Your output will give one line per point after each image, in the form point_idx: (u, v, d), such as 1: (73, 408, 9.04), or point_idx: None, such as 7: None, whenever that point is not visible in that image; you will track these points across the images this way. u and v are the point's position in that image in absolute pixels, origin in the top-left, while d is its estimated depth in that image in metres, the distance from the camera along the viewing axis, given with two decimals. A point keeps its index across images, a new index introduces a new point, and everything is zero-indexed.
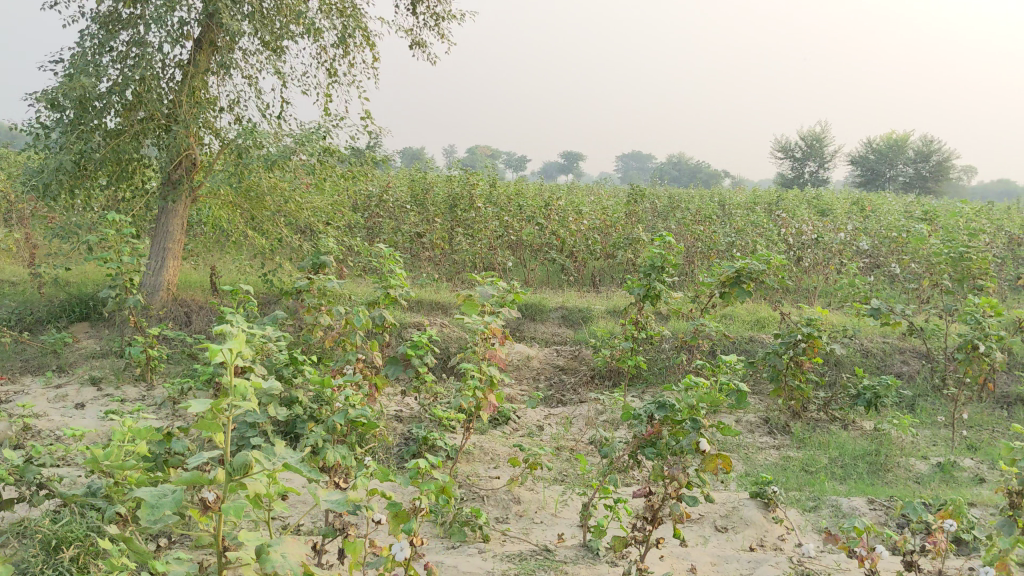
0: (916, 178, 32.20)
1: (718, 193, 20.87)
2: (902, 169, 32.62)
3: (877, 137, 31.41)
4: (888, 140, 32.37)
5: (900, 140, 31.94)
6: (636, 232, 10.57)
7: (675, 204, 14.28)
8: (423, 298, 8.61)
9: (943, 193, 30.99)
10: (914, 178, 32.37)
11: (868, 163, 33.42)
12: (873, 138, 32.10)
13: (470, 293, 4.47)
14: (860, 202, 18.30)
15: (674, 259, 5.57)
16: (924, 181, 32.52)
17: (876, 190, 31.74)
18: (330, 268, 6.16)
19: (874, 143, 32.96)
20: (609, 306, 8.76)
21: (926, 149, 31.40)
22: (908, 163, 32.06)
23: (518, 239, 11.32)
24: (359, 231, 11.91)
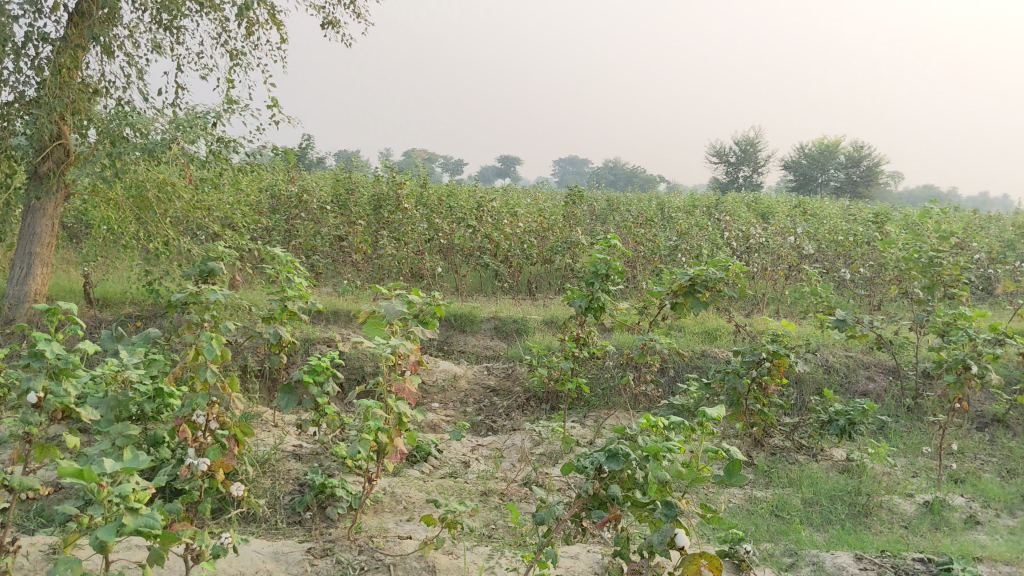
0: (849, 183, 32.18)
1: (657, 196, 20.36)
2: (834, 174, 32.63)
3: (811, 142, 31.36)
4: (821, 145, 32.28)
5: (832, 146, 31.94)
6: (574, 236, 9.86)
7: (614, 206, 13.63)
8: (341, 309, 7.76)
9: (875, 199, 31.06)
10: (846, 184, 32.39)
11: (801, 168, 33.33)
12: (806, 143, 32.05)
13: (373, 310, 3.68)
14: (801, 205, 17.90)
15: (620, 266, 4.81)
16: (856, 187, 32.56)
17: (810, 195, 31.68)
18: (222, 278, 5.27)
19: (807, 149, 32.93)
20: (546, 317, 8.01)
21: (857, 154, 31.43)
22: (840, 168, 32.02)
23: (448, 243, 10.53)
24: (276, 234, 10.98)
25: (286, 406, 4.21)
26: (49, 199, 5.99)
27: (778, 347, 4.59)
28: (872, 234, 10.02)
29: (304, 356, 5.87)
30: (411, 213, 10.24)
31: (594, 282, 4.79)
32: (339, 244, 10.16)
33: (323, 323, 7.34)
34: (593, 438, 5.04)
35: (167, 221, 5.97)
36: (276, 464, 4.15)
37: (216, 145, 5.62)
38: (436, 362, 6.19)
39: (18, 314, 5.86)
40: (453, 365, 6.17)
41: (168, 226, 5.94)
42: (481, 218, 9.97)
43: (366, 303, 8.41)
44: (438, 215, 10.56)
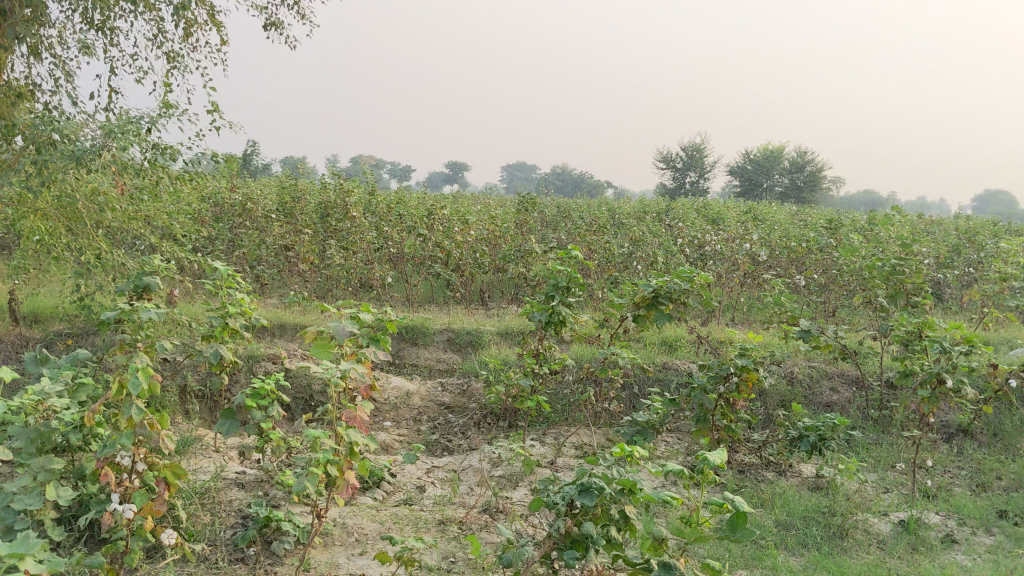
0: (792, 188, 32.47)
1: (607, 202, 20.25)
2: (779, 180, 32.91)
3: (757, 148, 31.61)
4: (765, 151, 32.54)
5: (776, 151, 32.24)
6: (528, 243, 9.65)
7: (566, 213, 13.46)
8: (287, 323, 7.44)
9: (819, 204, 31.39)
10: (790, 189, 32.68)
11: (746, 174, 33.57)
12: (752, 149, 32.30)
13: (321, 330, 3.40)
14: (750, 210, 17.93)
15: (581, 278, 4.59)
16: (800, 192, 32.85)
17: (756, 200, 31.91)
18: (158, 293, 4.95)
19: (752, 154, 33.21)
20: (500, 327, 7.78)
21: (801, 160, 31.74)
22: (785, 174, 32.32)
23: (398, 252, 10.25)
24: (219, 244, 10.60)
25: (227, 432, 3.92)
26: None
27: (745, 360, 4.42)
28: (826, 241, 9.97)
29: (248, 374, 5.56)
30: (360, 222, 9.94)
31: (554, 294, 4.57)
32: (285, 253, 9.83)
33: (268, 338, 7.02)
34: (554, 458, 4.82)
35: (99, 232, 5.61)
36: (217, 495, 3.85)
37: (151, 152, 5.29)
38: (388, 378, 5.92)
39: None
40: (405, 382, 5.90)
41: (100, 238, 5.59)
42: (432, 225, 9.72)
43: (313, 315, 8.10)
44: (387, 224, 10.28)
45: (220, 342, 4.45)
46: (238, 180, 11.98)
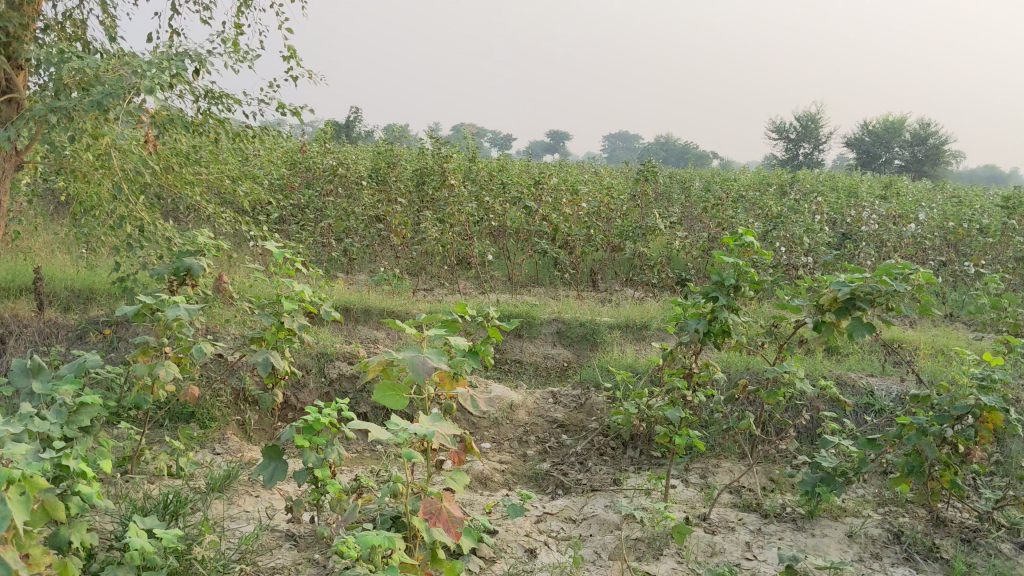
0: (914, 161, 30.11)
1: (721, 174, 18.79)
2: (899, 153, 30.58)
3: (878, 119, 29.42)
4: (884, 122, 30.26)
5: (897, 123, 29.95)
6: (649, 220, 8.43)
7: (685, 186, 12.17)
8: (373, 307, 6.44)
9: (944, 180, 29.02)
10: (910, 163, 30.31)
11: (863, 146, 31.34)
12: (873, 120, 30.10)
13: (390, 360, 2.19)
14: (885, 184, 16.24)
15: (756, 273, 3.33)
16: (921, 165, 30.41)
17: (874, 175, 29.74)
18: (206, 277, 3.93)
19: (871, 125, 30.96)
20: (619, 319, 6.61)
21: (922, 132, 29.42)
22: (904, 146, 30.04)
23: (501, 225, 9.17)
24: (307, 212, 9.68)
25: (271, 481, 2.83)
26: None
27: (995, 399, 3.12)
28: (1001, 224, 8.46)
29: (318, 377, 4.53)
30: (458, 191, 8.88)
31: (718, 295, 3.32)
32: (377, 226, 8.82)
33: (349, 332, 6.04)
34: (706, 511, 3.62)
35: (145, 198, 4.63)
36: (254, 566, 2.79)
37: (204, 103, 4.25)
38: (488, 383, 4.83)
39: None
40: (510, 389, 4.80)
41: (146, 207, 4.60)
42: (541, 198, 8.60)
43: (402, 301, 7.09)
44: (489, 194, 9.19)
45: (273, 345, 3.38)
46: (330, 143, 11.07)
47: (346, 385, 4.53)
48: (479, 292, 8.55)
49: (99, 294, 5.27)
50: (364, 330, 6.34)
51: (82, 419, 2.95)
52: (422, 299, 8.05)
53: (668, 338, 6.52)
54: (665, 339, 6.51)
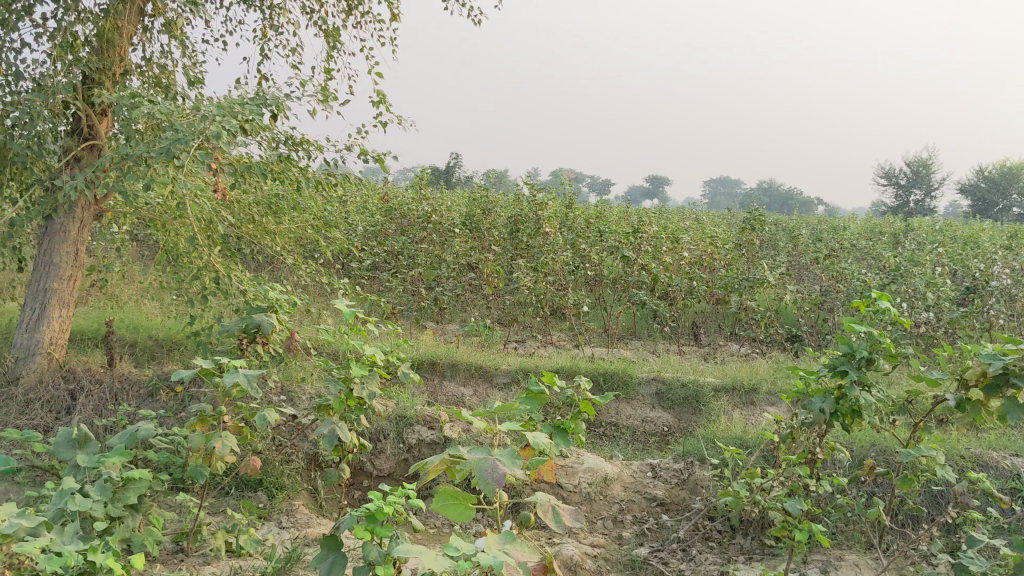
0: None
1: (828, 222, 18.01)
2: (1018, 200, 29.02)
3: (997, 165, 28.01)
4: (1001, 168, 28.81)
5: (1016, 168, 28.45)
6: (754, 272, 7.92)
7: (794, 235, 11.57)
8: (462, 362, 6.12)
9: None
10: None
11: (980, 193, 29.86)
12: (990, 165, 28.68)
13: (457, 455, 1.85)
14: (1009, 235, 15.21)
15: (892, 344, 2.86)
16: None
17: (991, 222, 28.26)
18: (277, 335, 3.66)
19: (987, 171, 29.49)
20: (723, 380, 6.12)
21: None
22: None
23: (598, 275, 8.78)
24: (399, 260, 9.49)
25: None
26: (78, 217, 4.43)
27: None
28: None
29: (396, 443, 4.19)
30: (553, 239, 8.54)
31: (846, 368, 2.86)
32: (468, 275, 8.55)
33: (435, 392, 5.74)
34: None
35: (223, 248, 4.44)
36: None
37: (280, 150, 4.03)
38: (580, 453, 4.42)
39: (27, 371, 4.27)
40: (604, 460, 4.38)
41: (224, 259, 4.39)
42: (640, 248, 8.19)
43: (491, 356, 6.76)
44: (585, 243, 8.84)
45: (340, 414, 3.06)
46: (425, 190, 10.91)
47: (425, 451, 4.18)
48: (573, 345, 8.16)
49: (181, 346, 5.10)
50: (452, 387, 6.02)
51: (127, 496, 2.67)
52: (513, 352, 7.71)
53: (779, 403, 5.99)
54: (774, 404, 5.98)
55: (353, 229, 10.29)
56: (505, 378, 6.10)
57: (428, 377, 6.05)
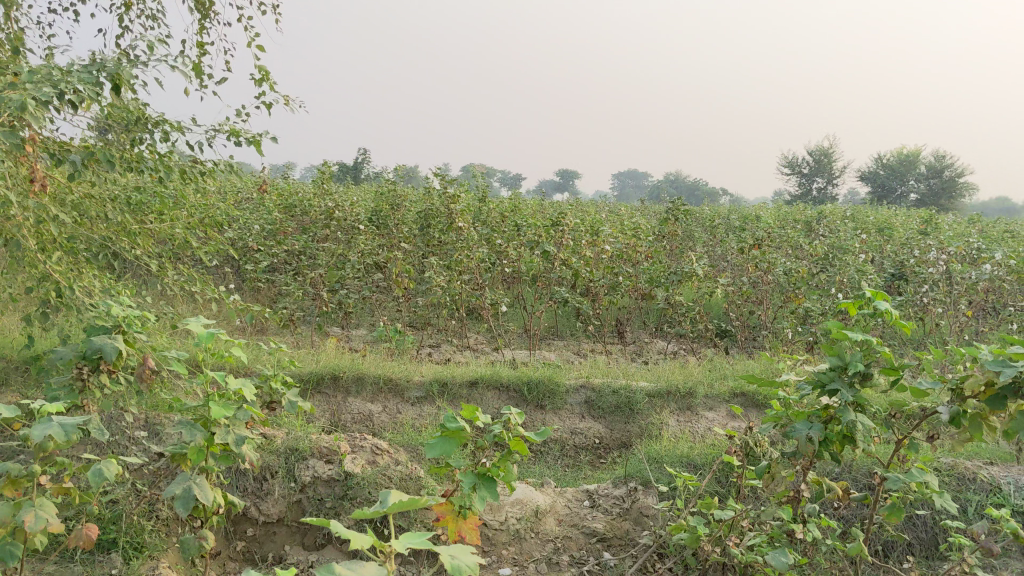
0: (932, 194, 29.13)
1: (741, 211, 17.81)
2: (915, 186, 29.56)
3: (895, 152, 28.49)
4: (900, 155, 29.32)
5: (912, 156, 28.97)
6: (681, 265, 7.44)
7: (714, 224, 11.19)
8: (369, 374, 5.44)
9: (962, 212, 27.95)
10: (927, 196, 29.27)
11: (879, 180, 30.35)
12: (889, 152, 29.16)
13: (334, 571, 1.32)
14: (922, 219, 15.18)
15: (891, 355, 2.31)
16: (938, 197, 29.32)
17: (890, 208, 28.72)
18: (127, 361, 2.93)
19: (886, 159, 29.98)
20: (656, 384, 5.59)
21: (938, 164, 28.45)
22: (920, 179, 29.05)
23: (515, 271, 8.19)
24: (299, 260, 8.74)
25: None
26: None
27: None
28: None
29: (285, 483, 3.52)
30: (467, 234, 7.92)
31: (838, 387, 2.30)
32: (375, 274, 7.86)
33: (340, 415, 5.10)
34: None
35: (67, 251, 3.70)
36: None
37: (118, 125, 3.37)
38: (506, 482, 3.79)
39: None
40: (533, 489, 3.76)
41: (70, 266, 3.63)
42: (560, 244, 7.63)
43: (401, 364, 6.10)
44: (501, 237, 8.23)
45: (200, 466, 2.36)
46: (329, 184, 10.16)
47: (322, 490, 3.50)
48: (492, 349, 7.54)
49: (30, 370, 4.30)
50: (358, 404, 5.34)
51: None
52: (427, 359, 7.05)
53: (718, 408, 5.48)
54: (714, 409, 5.47)
55: (249, 228, 9.47)
56: (418, 391, 5.44)
57: (329, 394, 5.35)
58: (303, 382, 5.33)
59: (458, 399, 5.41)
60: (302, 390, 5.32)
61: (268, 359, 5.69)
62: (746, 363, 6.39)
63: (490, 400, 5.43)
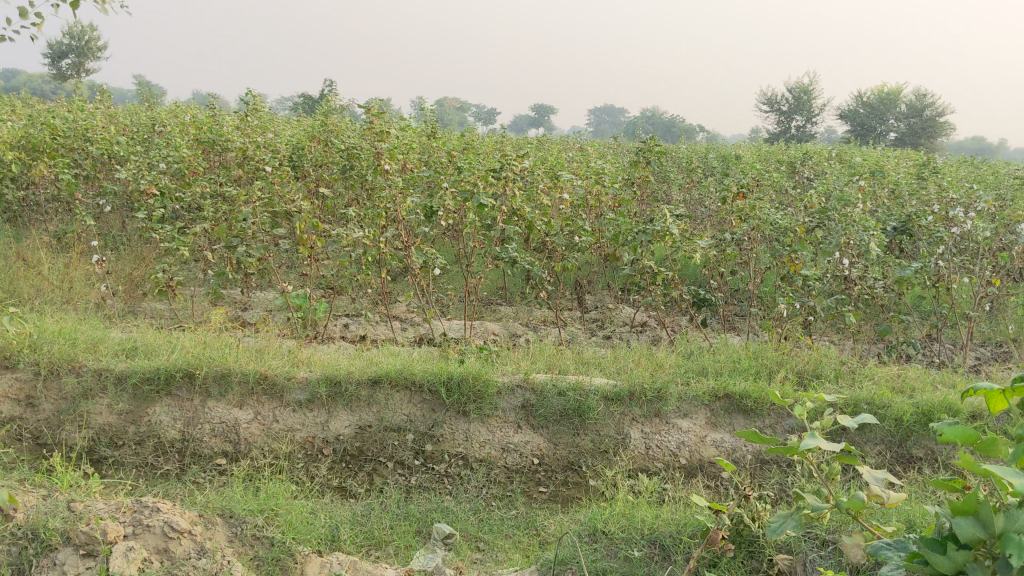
0: (911, 133, 27.85)
1: (722, 149, 16.40)
2: (894, 125, 28.18)
3: (874, 90, 27.06)
4: (881, 93, 27.88)
5: (892, 94, 27.50)
6: (652, 220, 6.12)
7: (695, 167, 9.81)
8: (236, 371, 4.12)
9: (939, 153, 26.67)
10: (906, 135, 27.89)
11: (855, 118, 28.92)
12: (867, 90, 27.71)
13: None
14: (920, 162, 13.82)
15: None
16: (917, 137, 27.92)
17: (867, 148, 27.38)
18: None
19: (865, 96, 28.48)
20: (616, 382, 4.29)
21: (918, 103, 27.04)
22: (899, 118, 27.64)
23: (454, 223, 6.83)
24: (203, 208, 7.35)
25: None
26: None
27: None
28: None
29: None
30: (395, 179, 6.53)
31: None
32: (284, 226, 6.49)
33: (194, 435, 3.94)
34: None
35: None
36: None
37: None
38: None
39: None
40: None
41: None
42: (502, 195, 6.24)
43: (295, 349, 4.78)
44: (440, 181, 6.84)
45: None
46: (248, 118, 8.70)
47: None
48: (421, 322, 6.23)
49: None
50: (221, 411, 4.04)
51: None
52: (337, 337, 5.74)
53: (694, 415, 4.19)
54: (689, 417, 4.19)
55: (150, 168, 8.04)
56: (302, 393, 4.12)
57: (184, 398, 4.06)
58: (149, 382, 4.06)
59: (356, 403, 4.12)
60: (145, 392, 4.04)
61: (113, 347, 4.35)
62: (729, 346, 5.11)
63: (398, 404, 4.12)
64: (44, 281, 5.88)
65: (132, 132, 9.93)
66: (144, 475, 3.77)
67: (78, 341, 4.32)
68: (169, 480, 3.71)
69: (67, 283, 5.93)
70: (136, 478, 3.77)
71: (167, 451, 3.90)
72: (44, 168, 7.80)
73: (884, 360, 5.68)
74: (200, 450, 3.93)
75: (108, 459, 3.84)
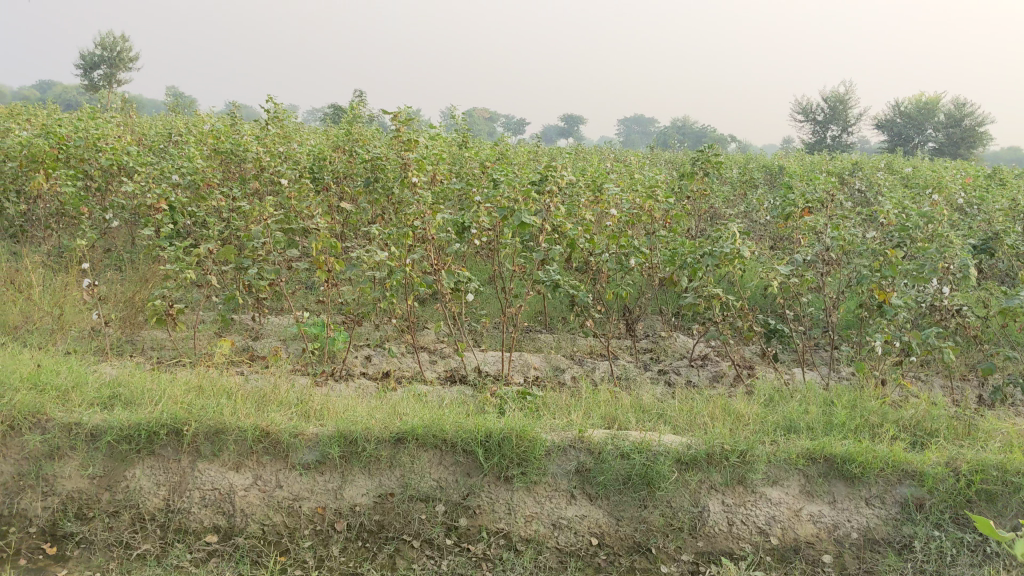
0: (950, 143, 26.66)
1: (765, 161, 15.58)
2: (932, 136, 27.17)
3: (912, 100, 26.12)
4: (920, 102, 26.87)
5: (931, 103, 26.51)
6: (714, 238, 5.39)
7: (747, 180, 9.05)
8: (232, 427, 3.43)
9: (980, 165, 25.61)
10: (944, 146, 26.86)
11: (893, 128, 27.92)
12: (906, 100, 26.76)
13: None
14: (980, 175, 12.93)
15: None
16: (957, 148, 26.88)
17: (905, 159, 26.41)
18: None
19: (904, 106, 27.51)
20: (687, 440, 3.56)
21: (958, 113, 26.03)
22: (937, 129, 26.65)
23: (489, 241, 6.13)
24: (214, 223, 6.70)
25: None
26: None
27: None
28: None
29: None
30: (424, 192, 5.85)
31: None
32: (301, 245, 5.82)
33: (180, 506, 3.25)
34: None
35: None
36: None
37: None
38: None
39: None
40: None
41: None
42: (542, 211, 5.53)
43: (307, 392, 4.10)
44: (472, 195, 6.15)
45: None
46: (267, 126, 8.07)
47: None
48: (452, 353, 5.53)
49: None
50: (214, 475, 3.35)
51: None
52: (358, 372, 5.06)
53: (786, 483, 3.44)
54: (780, 485, 3.44)
55: (160, 180, 7.42)
56: (310, 454, 3.42)
57: (169, 459, 3.37)
58: (128, 440, 3.38)
59: (375, 467, 3.41)
60: (124, 453, 3.36)
61: (92, 394, 3.69)
62: (815, 390, 4.35)
63: (426, 468, 3.41)
64: (32, 307, 5.25)
65: (147, 142, 9.35)
66: (116, 556, 3.06)
67: (51, 387, 3.66)
68: (147, 564, 3.01)
69: (58, 309, 5.30)
70: (105, 561, 3.05)
71: (146, 526, 3.20)
72: (46, 180, 7.21)
73: (988, 403, 4.89)
74: (187, 524, 3.23)
75: (75, 536, 3.15)
